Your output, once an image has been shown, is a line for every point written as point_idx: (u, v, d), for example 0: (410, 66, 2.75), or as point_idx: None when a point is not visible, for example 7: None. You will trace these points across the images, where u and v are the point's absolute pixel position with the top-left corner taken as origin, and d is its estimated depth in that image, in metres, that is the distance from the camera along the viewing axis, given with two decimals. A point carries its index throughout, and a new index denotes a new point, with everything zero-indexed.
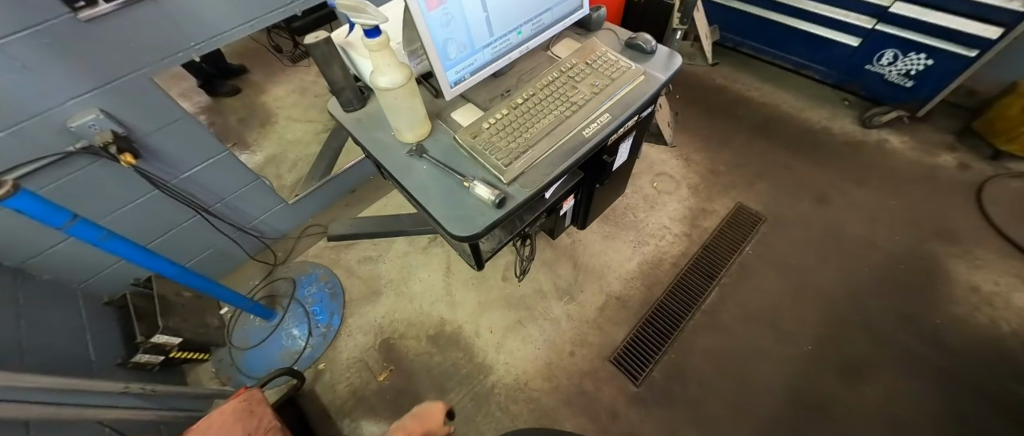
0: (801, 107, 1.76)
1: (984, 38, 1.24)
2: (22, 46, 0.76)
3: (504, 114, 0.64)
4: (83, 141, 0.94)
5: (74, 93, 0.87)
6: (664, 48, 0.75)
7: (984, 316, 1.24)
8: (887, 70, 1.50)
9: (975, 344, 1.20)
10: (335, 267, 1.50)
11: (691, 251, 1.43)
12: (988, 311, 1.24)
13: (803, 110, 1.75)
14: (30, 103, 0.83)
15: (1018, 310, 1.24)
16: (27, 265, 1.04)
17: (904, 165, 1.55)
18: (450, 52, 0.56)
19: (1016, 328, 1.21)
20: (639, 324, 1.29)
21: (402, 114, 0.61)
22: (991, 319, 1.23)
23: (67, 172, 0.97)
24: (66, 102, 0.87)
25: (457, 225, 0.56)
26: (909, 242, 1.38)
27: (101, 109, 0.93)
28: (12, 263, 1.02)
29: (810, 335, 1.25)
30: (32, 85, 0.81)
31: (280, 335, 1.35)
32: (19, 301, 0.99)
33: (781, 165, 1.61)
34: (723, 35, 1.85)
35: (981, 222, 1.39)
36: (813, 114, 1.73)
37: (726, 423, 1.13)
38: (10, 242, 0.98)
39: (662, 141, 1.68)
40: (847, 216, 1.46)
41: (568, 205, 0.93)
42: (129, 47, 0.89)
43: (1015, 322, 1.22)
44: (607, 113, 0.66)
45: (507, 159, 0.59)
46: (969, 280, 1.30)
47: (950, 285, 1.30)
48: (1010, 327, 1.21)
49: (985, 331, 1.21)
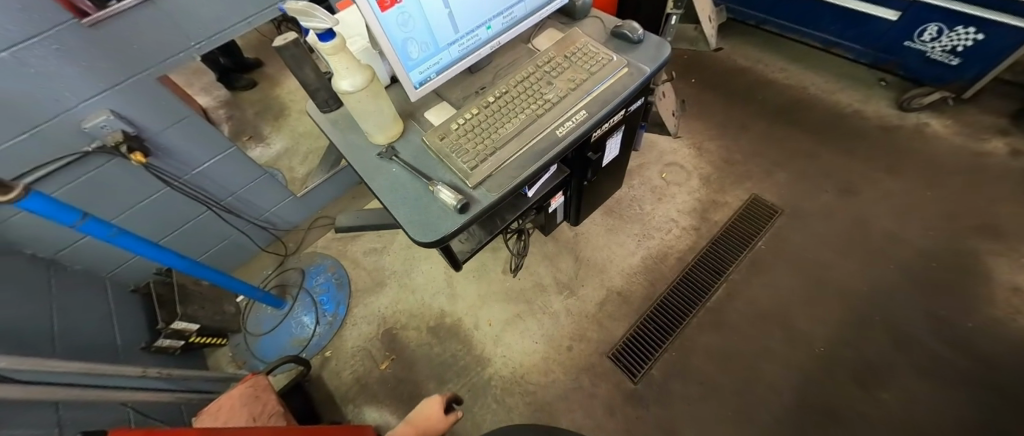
0: (830, 89, 1.62)
1: None
2: (35, 52, 0.79)
3: (474, 113, 0.59)
4: (98, 141, 0.98)
5: (85, 96, 0.91)
6: (654, 36, 0.67)
7: None
8: (929, 47, 1.35)
9: (1013, 350, 1.09)
10: (342, 258, 1.54)
11: (699, 246, 1.38)
12: None
13: (832, 93, 1.61)
14: (47, 107, 0.87)
15: None
16: (58, 256, 1.13)
17: (944, 152, 1.41)
18: (411, 52, 0.51)
19: None
20: (640, 320, 1.26)
21: (368, 117, 0.56)
22: None
23: (85, 171, 1.02)
24: (80, 104, 0.91)
25: (420, 230, 0.52)
26: (944, 238, 1.27)
27: (112, 110, 0.97)
28: (45, 254, 1.11)
29: (824, 336, 1.18)
30: (44, 90, 0.85)
31: (290, 322, 1.41)
32: (53, 289, 1.07)
33: (804, 153, 1.50)
34: (744, 12, 1.72)
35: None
36: (843, 97, 1.59)
37: (727, 426, 1.09)
38: (39, 237, 1.05)
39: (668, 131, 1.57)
40: (875, 209, 1.35)
41: (558, 202, 0.90)
42: (133, 49, 0.91)
43: None
44: (585, 110, 0.59)
45: (473, 161, 0.54)
46: (1011, 281, 1.18)
47: (989, 285, 1.18)
48: None
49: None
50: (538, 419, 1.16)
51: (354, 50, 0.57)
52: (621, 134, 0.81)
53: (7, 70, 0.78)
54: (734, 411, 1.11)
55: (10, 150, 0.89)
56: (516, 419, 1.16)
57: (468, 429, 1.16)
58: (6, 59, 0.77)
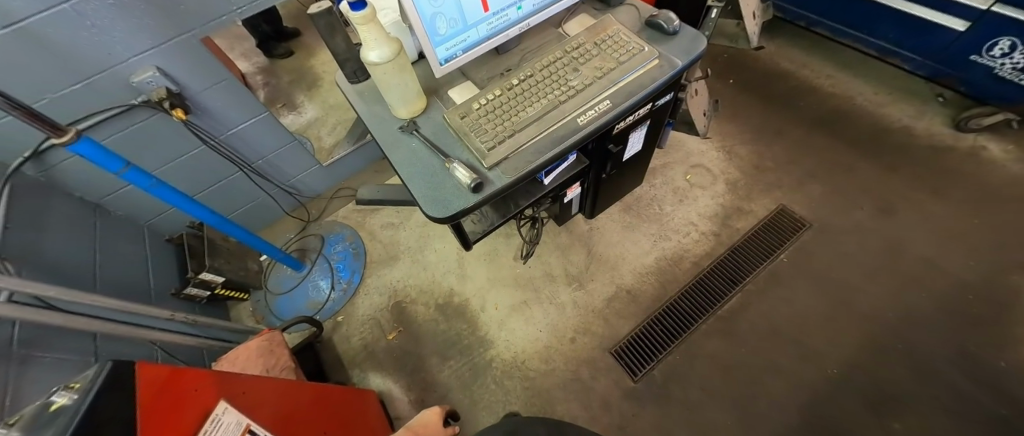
0: (879, 101, 1.52)
1: None
2: (91, 6, 0.84)
3: (496, 95, 0.58)
4: (143, 96, 1.04)
5: (134, 52, 0.96)
6: (689, 29, 0.65)
7: None
8: (998, 63, 1.25)
9: None
10: (360, 229, 1.59)
11: (717, 252, 1.34)
12: None
13: (881, 105, 1.51)
14: (100, 59, 0.93)
15: None
16: (103, 201, 1.21)
17: (999, 179, 1.31)
18: (439, 27, 0.51)
19: None
20: (647, 321, 1.25)
21: (393, 90, 0.57)
22: None
23: (132, 122, 1.08)
24: (129, 59, 0.96)
25: (433, 206, 0.53)
26: (986, 270, 1.19)
27: (157, 67, 1.02)
28: (92, 199, 1.19)
29: (839, 358, 1.14)
30: (98, 43, 0.90)
31: (307, 285, 1.47)
32: (97, 231, 1.16)
33: (842, 167, 1.42)
34: (795, 11, 1.61)
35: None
36: (893, 110, 1.50)
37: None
38: (88, 181, 1.13)
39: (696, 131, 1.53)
40: (911, 232, 1.28)
41: (574, 193, 0.90)
42: (180, 10, 0.95)
43: None
44: (608, 100, 0.58)
45: (491, 142, 0.55)
46: None
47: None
48: None
49: None
50: (534, 404, 1.18)
51: (383, 23, 0.57)
52: (645, 131, 0.79)
53: (66, 21, 0.84)
54: (734, 421, 1.10)
55: (67, 96, 0.95)
56: (513, 402, 1.18)
57: (466, 405, 1.20)
58: (66, 11, 0.82)
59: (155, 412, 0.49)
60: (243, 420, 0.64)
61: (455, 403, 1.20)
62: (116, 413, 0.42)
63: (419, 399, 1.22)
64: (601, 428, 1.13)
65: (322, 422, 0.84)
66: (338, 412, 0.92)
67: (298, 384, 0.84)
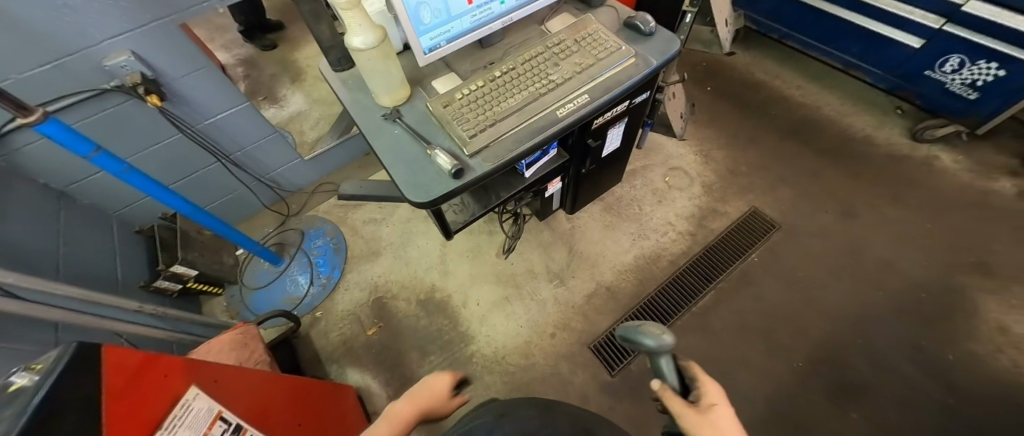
0: (844, 111, 1.61)
1: None
2: None
3: (478, 86, 0.60)
4: (116, 80, 1.01)
5: (108, 35, 0.93)
6: (665, 31, 0.68)
7: (1007, 359, 1.13)
8: (949, 79, 1.34)
9: (989, 387, 1.10)
10: (341, 224, 1.57)
11: (693, 251, 1.39)
12: (1013, 354, 1.14)
13: (846, 115, 1.60)
14: (70, 40, 0.90)
15: None
16: (70, 189, 1.17)
17: (951, 186, 1.41)
18: (423, 17, 0.53)
19: None
20: (624, 316, 1.28)
21: (377, 77, 0.58)
22: (1014, 364, 1.12)
23: (104, 107, 1.05)
24: (101, 42, 0.94)
25: (414, 190, 0.54)
26: (938, 271, 1.27)
27: (132, 51, 1.00)
28: (57, 186, 1.14)
29: (805, 353, 1.19)
30: (69, 24, 0.87)
31: (285, 280, 1.45)
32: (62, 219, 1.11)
33: (810, 173, 1.49)
34: (768, 24, 1.69)
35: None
36: (857, 120, 1.58)
37: None
38: (54, 167, 1.09)
39: (672, 132, 1.59)
40: (872, 235, 1.35)
41: (555, 187, 0.92)
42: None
43: None
44: (586, 95, 0.61)
45: (472, 130, 0.56)
46: (998, 320, 1.18)
47: (975, 322, 1.18)
48: None
49: (1004, 375, 1.11)
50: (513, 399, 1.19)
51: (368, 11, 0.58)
52: (623, 128, 0.82)
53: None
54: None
55: (34, 77, 0.92)
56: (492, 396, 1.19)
57: None
58: None
59: (120, 397, 0.48)
60: (214, 407, 0.64)
61: None
62: (81, 392, 0.42)
63: (397, 395, 1.22)
64: None
65: (296, 416, 0.83)
66: (314, 408, 0.91)
67: (272, 376, 0.83)
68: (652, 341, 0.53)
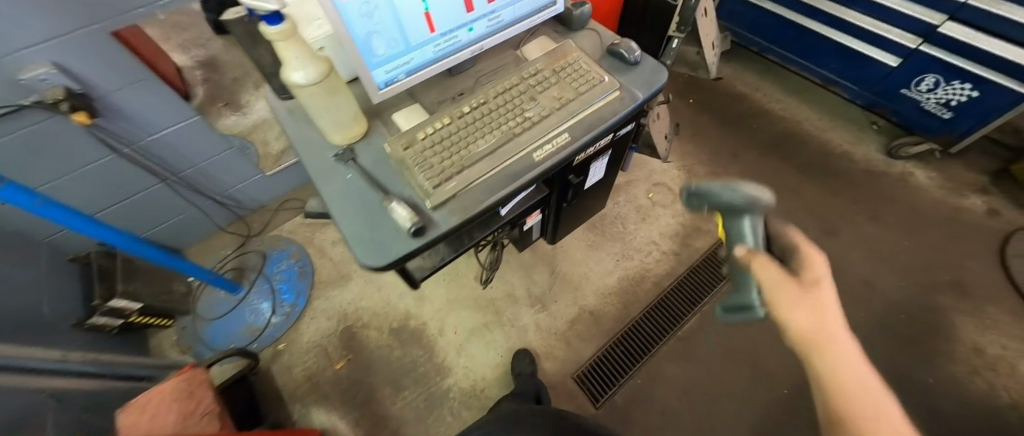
0: (822, 126, 1.61)
1: None
2: None
3: (444, 124, 0.52)
4: (35, 95, 0.87)
5: (22, 45, 0.79)
6: (651, 60, 0.62)
7: (983, 381, 1.14)
8: (925, 98, 1.35)
9: (967, 410, 1.11)
10: (307, 246, 1.46)
11: (677, 272, 1.35)
12: (988, 376, 1.15)
13: (824, 130, 1.60)
14: None
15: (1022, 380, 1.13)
16: None
17: (926, 203, 1.42)
18: (375, 48, 0.45)
19: (1016, 399, 1.11)
20: (609, 342, 1.23)
21: (324, 113, 0.50)
22: (989, 385, 1.13)
23: (21, 125, 0.91)
24: (14, 53, 0.80)
25: (367, 251, 0.46)
26: (916, 291, 1.27)
27: (54, 62, 0.86)
28: None
29: (789, 378, 1.17)
30: None
31: (243, 309, 1.33)
32: None
33: (791, 190, 1.48)
34: (750, 37, 1.67)
35: (1001, 280, 1.27)
36: (835, 135, 1.59)
37: None
38: None
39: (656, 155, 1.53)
40: (852, 253, 1.35)
41: (534, 219, 0.85)
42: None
43: (1017, 393, 1.12)
44: (567, 133, 0.54)
45: (437, 179, 0.48)
46: (973, 340, 1.19)
47: (952, 343, 1.19)
48: (1010, 396, 1.12)
49: (980, 397, 1.12)
50: None
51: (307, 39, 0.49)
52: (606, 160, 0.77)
53: None
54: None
55: None
56: None
57: None
58: None
59: None
60: None
61: None
62: None
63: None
64: None
65: None
66: None
67: None
68: (742, 198, 0.56)
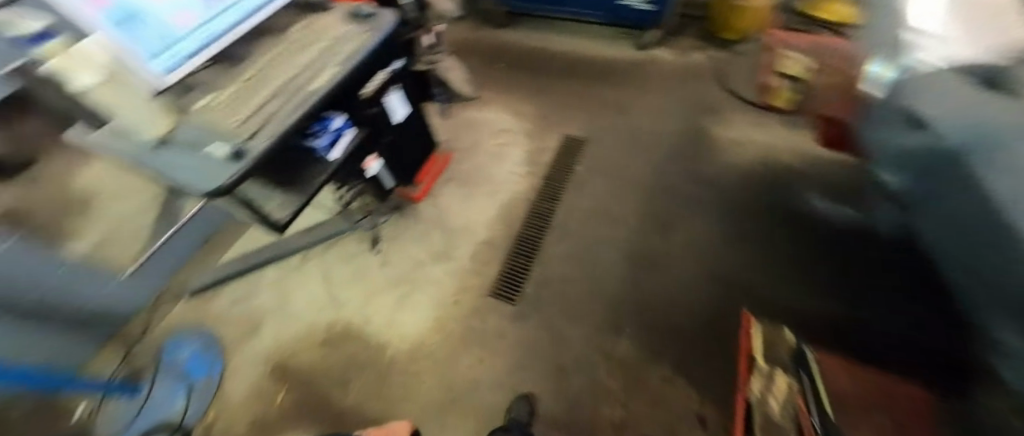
0: (592, 47, 2.08)
1: None
2: None
3: (236, 92, 0.76)
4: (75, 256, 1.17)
5: None
6: (384, 12, 0.91)
7: (744, 155, 1.58)
8: (633, 1, 1.90)
9: (742, 180, 1.51)
10: (207, 319, 1.41)
11: (536, 185, 1.61)
12: (744, 150, 1.59)
13: (594, 49, 2.07)
14: None
15: (762, 144, 1.59)
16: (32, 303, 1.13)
17: (672, 67, 1.94)
18: (151, 47, 0.64)
19: (764, 155, 1.56)
20: (507, 256, 1.43)
21: (137, 118, 0.67)
22: (748, 155, 1.57)
23: None
24: None
25: (207, 185, 0.64)
26: (690, 124, 1.72)
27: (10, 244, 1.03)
28: None
29: (635, 212, 1.48)
30: None
31: (154, 407, 1.22)
32: None
33: (591, 94, 1.89)
34: (533, 7, 2.07)
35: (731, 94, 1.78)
36: (602, 50, 2.06)
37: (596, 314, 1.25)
38: None
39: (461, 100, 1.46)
40: (644, 117, 1.78)
41: (394, 99, 1.02)
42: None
43: (762, 152, 1.57)
44: (333, 69, 0.80)
45: (241, 122, 0.70)
46: (729, 134, 1.65)
47: (720, 143, 1.63)
48: (760, 156, 1.56)
49: (746, 165, 1.55)
50: (444, 377, 1.20)
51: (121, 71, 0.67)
52: (354, 137, 0.93)
53: None
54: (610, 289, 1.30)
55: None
56: (424, 380, 1.19)
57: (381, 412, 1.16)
58: None
59: None
60: None
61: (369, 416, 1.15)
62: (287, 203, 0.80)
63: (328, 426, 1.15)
64: (512, 358, 1.20)
65: None
66: None
67: None
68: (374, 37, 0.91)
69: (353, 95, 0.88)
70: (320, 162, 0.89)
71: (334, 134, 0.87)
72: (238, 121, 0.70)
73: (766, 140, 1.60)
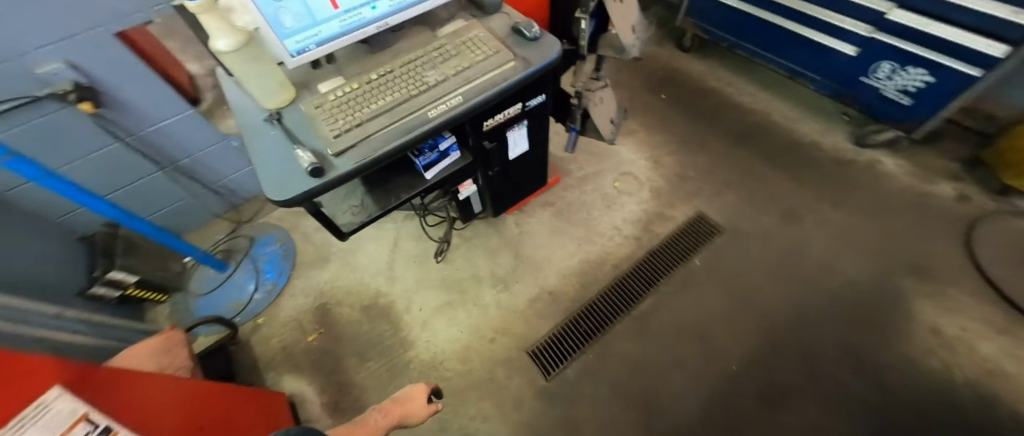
0: (791, 118, 1.62)
1: (988, 56, 1.09)
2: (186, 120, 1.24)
3: (352, 89, 0.67)
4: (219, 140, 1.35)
5: (163, 117, 1.19)
6: (549, 36, 0.74)
7: (939, 361, 1.11)
8: (883, 85, 1.35)
9: (917, 395, 1.07)
10: (293, 231, 1.55)
11: (636, 256, 1.37)
12: (944, 356, 1.12)
13: (793, 121, 1.61)
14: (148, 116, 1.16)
15: (980, 361, 1.10)
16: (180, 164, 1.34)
17: (892, 188, 1.41)
18: (284, 21, 0.58)
19: (972, 378, 1.08)
20: (566, 321, 1.26)
21: (252, 82, 0.64)
22: (945, 366, 1.10)
23: (193, 150, 1.33)
24: (167, 118, 1.20)
25: (276, 190, 0.58)
26: (878, 276, 1.25)
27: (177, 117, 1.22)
28: (173, 160, 1.32)
29: (738, 354, 1.17)
30: (188, 135, 1.28)
31: (229, 286, 1.42)
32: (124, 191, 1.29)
33: (757, 175, 1.50)
34: (738, 42, 1.65)
35: (967, 266, 1.24)
36: (804, 126, 1.59)
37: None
38: (172, 140, 1.26)
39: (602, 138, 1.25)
40: (815, 237, 1.35)
41: (518, 134, 0.86)
42: (170, 101, 1.17)
43: (973, 372, 1.09)
44: (460, 97, 0.66)
45: (339, 130, 0.61)
46: (931, 321, 1.17)
47: (910, 325, 1.17)
48: (966, 376, 1.08)
49: (935, 377, 1.09)
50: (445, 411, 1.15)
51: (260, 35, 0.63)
52: (457, 161, 0.83)
53: (186, 126, 1.26)
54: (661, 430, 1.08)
55: (166, 127, 1.22)
56: None
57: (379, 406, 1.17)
58: (177, 120, 1.22)
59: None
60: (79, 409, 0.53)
61: (367, 403, 1.18)
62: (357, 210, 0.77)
63: (333, 390, 1.21)
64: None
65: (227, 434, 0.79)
66: (222, 406, 0.87)
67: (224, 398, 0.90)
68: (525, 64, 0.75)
69: (473, 126, 0.75)
70: (414, 176, 0.82)
71: (438, 155, 0.79)
72: (336, 127, 0.62)
73: (989, 358, 1.10)
